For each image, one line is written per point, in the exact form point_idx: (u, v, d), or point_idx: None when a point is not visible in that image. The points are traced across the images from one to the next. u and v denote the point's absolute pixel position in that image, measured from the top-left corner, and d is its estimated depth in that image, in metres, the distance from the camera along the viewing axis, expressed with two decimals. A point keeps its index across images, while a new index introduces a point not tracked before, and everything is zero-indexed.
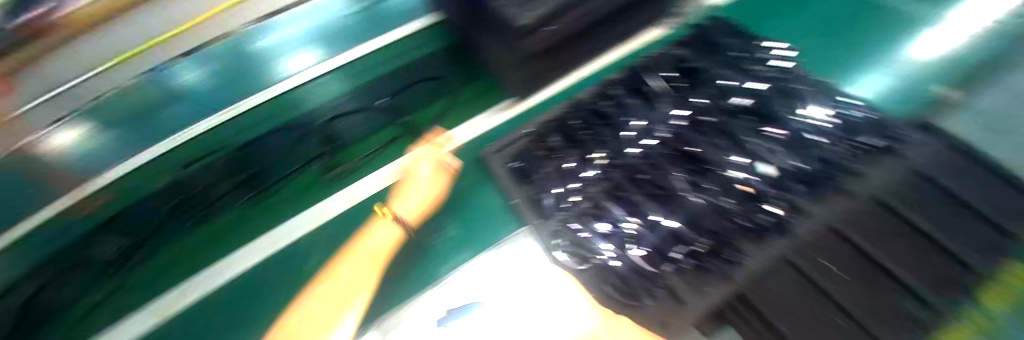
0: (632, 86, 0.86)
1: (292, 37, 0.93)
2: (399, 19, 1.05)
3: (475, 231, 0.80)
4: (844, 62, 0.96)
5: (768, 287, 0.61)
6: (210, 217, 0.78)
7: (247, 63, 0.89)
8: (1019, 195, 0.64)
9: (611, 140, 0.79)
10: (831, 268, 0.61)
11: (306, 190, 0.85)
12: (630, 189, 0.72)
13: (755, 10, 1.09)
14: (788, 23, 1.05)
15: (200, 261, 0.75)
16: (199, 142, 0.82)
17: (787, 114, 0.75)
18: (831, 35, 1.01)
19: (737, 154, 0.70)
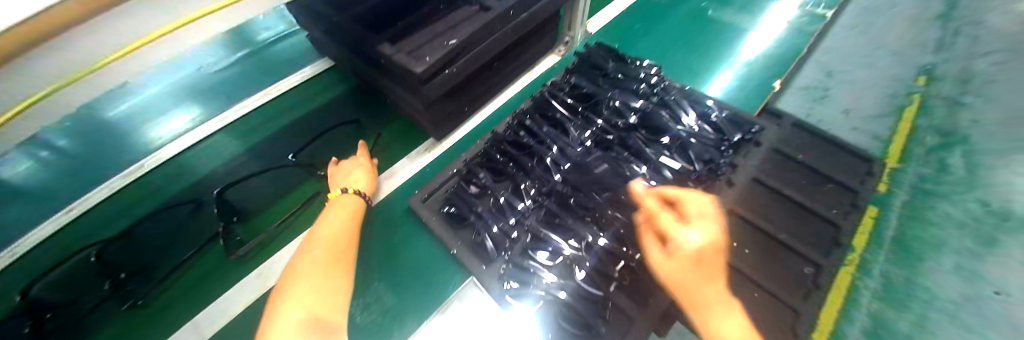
0: (540, 114, 0.90)
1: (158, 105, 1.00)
2: (284, 68, 1.09)
3: (414, 293, 0.77)
4: (700, 68, 1.15)
5: None
6: (94, 333, 0.70)
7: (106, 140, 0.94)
8: (839, 154, 0.87)
9: (535, 170, 0.81)
10: (743, 251, 0.75)
11: (203, 279, 0.77)
12: (563, 214, 0.76)
13: (623, 35, 1.27)
14: (650, 42, 1.24)
15: None
16: (51, 245, 0.79)
17: (671, 123, 0.83)
18: (684, 47, 1.21)
19: (641, 166, 0.79)
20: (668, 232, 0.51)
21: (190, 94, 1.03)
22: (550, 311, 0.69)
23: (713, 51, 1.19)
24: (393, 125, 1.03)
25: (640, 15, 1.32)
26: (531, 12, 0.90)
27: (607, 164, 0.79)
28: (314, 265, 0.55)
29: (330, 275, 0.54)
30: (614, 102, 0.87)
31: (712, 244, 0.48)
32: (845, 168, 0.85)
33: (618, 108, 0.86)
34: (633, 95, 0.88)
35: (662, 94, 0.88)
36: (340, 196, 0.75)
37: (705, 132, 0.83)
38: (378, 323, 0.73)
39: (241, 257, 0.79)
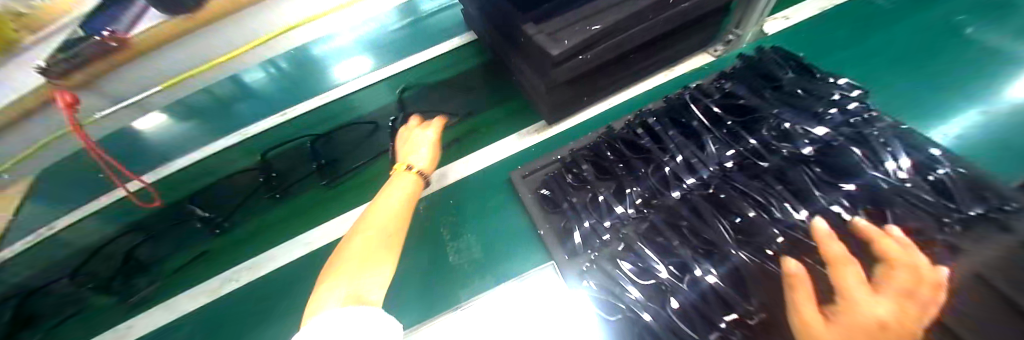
0: (671, 117, 0.79)
1: (345, 48, 1.16)
2: (441, 35, 1.20)
3: (498, 258, 0.80)
4: (930, 101, 0.83)
5: None
6: (285, 197, 0.97)
7: (305, 66, 1.13)
8: None
9: (649, 176, 0.72)
10: None
11: (362, 184, 0.96)
12: (669, 234, 0.66)
13: (815, 43, 1.00)
14: (854, 57, 0.95)
15: (262, 239, 0.92)
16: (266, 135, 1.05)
17: (865, 166, 0.61)
18: (909, 71, 0.89)
19: (801, 209, 0.60)
20: (843, 285, 0.47)
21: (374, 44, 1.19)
22: (627, 329, 0.61)
23: (959, 82, 0.85)
24: (513, 103, 1.07)
25: (846, 22, 1.02)
26: (693, 4, 0.79)
27: (744, 195, 0.64)
28: (364, 248, 0.56)
29: (377, 256, 0.55)
30: (784, 124, 0.69)
31: (895, 320, 0.41)
32: None
33: (786, 132, 0.68)
34: (812, 119, 0.68)
35: (860, 125, 0.66)
36: (401, 173, 0.75)
37: (921, 191, 0.58)
38: (466, 268, 0.80)
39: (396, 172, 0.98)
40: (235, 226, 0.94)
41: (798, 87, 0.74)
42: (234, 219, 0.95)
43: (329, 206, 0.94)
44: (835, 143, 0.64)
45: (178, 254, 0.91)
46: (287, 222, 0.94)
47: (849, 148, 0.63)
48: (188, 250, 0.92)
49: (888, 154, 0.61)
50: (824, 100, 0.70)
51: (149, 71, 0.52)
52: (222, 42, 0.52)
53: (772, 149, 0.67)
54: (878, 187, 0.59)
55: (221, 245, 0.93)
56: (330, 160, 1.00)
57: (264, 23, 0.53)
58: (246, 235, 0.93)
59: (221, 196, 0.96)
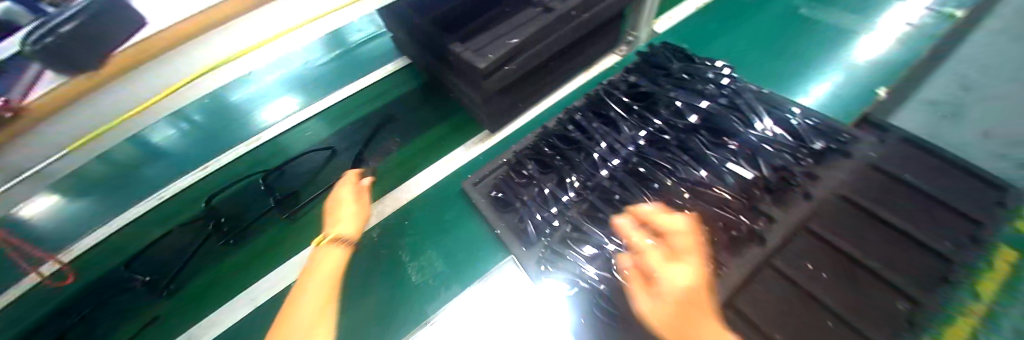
0: (593, 109, 0.90)
1: (268, 92, 1.20)
2: (371, 64, 1.24)
3: (460, 265, 0.83)
4: (789, 70, 1.05)
5: (758, 292, 0.66)
6: (241, 240, 0.91)
7: (224, 119, 1.16)
8: (965, 175, 0.73)
9: (582, 163, 0.81)
10: (817, 271, 0.68)
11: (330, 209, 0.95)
12: (606, 209, 0.75)
13: (700, 33, 1.20)
14: (731, 40, 1.15)
15: (212, 298, 0.84)
16: (197, 187, 1.01)
17: (741, 127, 0.76)
18: (771, 47, 1.11)
19: (699, 169, 0.73)
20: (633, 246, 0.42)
21: (300, 83, 1.21)
22: (585, 298, 0.69)
23: (805, 52, 1.08)
24: (452, 119, 1.12)
25: (720, 13, 1.23)
26: (594, 12, 0.90)
27: (657, 165, 0.76)
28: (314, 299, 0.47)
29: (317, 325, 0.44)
30: (676, 102, 0.82)
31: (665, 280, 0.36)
32: (967, 192, 0.72)
33: (680, 108, 0.81)
34: (698, 95, 0.82)
35: (733, 95, 0.81)
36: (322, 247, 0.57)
37: (782, 138, 0.75)
38: (431, 284, 0.81)
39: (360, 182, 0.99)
40: (184, 285, 0.86)
41: (684, 72, 0.88)
42: (180, 279, 0.86)
43: (287, 244, 0.90)
44: (713, 110, 0.79)
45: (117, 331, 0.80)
46: (244, 271, 0.87)
47: (726, 114, 0.77)
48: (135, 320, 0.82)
49: (754, 116, 0.77)
50: (702, 79, 0.85)
51: (60, 138, 0.40)
52: (147, 84, 0.41)
53: (672, 125, 0.80)
54: (750, 142, 0.74)
55: (161, 313, 0.83)
56: (289, 192, 0.96)
57: (205, 58, 0.42)
58: (200, 289, 0.85)
59: (161, 254, 0.89)
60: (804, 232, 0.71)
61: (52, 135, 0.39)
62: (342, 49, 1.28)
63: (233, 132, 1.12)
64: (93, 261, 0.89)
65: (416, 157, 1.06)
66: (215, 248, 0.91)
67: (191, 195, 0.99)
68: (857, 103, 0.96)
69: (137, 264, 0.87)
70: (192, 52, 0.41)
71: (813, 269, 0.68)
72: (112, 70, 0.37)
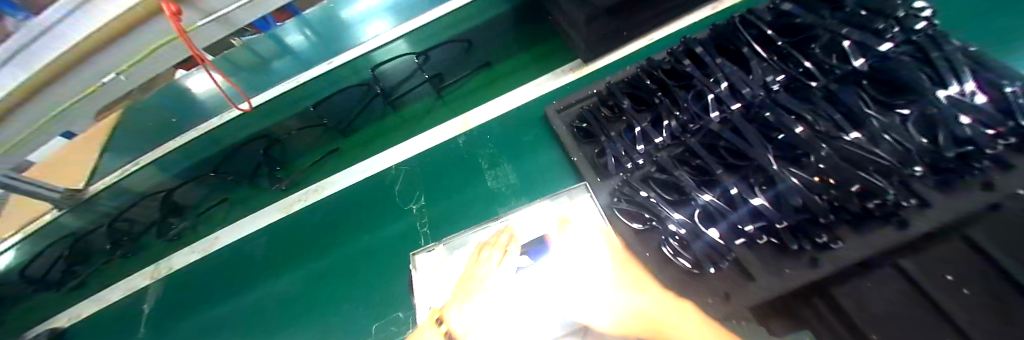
0: (718, 45, 0.78)
1: (373, 8, 0.98)
2: None
3: (534, 183, 0.84)
4: None
5: (863, 289, 0.51)
6: (398, 107, 1.10)
7: (335, 27, 0.97)
8: None
9: (688, 103, 0.73)
10: (948, 276, 0.48)
11: (477, 89, 1.07)
12: (706, 155, 0.67)
13: None
14: None
15: (373, 148, 1.08)
16: (313, 85, 1.02)
17: (929, 86, 0.57)
18: None
19: (851, 130, 0.58)
20: None
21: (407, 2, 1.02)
22: (649, 238, 0.66)
23: None
24: (546, 44, 1.07)
25: None
26: None
27: (789, 114, 0.64)
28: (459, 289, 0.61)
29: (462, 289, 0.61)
30: (844, 42, 0.66)
31: None
32: None
33: (846, 51, 0.65)
34: (875, 37, 0.64)
35: (924, 42, 0.62)
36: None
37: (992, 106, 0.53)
38: (503, 192, 0.86)
39: (482, 83, 1.08)
40: (357, 131, 1.12)
41: (863, 7, 0.69)
42: (355, 125, 1.11)
43: (418, 125, 1.07)
44: (892, 56, 0.63)
45: (309, 155, 1.13)
46: (375, 142, 1.09)
47: (909, 62, 0.61)
48: (318, 150, 1.13)
49: (954, 78, 0.56)
50: (889, 17, 0.66)
51: None
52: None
53: (827, 69, 0.66)
54: (936, 105, 0.55)
55: (343, 150, 1.11)
56: (434, 73, 1.07)
57: None
58: (366, 140, 1.10)
59: (337, 106, 1.06)
60: (956, 236, 0.50)
61: None
62: None
63: (344, 42, 1.01)
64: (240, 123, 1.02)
65: (507, 76, 1.07)
66: (378, 106, 1.10)
67: (309, 86, 1.03)
68: None
69: (320, 108, 1.05)
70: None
71: (952, 281, 0.48)
72: None
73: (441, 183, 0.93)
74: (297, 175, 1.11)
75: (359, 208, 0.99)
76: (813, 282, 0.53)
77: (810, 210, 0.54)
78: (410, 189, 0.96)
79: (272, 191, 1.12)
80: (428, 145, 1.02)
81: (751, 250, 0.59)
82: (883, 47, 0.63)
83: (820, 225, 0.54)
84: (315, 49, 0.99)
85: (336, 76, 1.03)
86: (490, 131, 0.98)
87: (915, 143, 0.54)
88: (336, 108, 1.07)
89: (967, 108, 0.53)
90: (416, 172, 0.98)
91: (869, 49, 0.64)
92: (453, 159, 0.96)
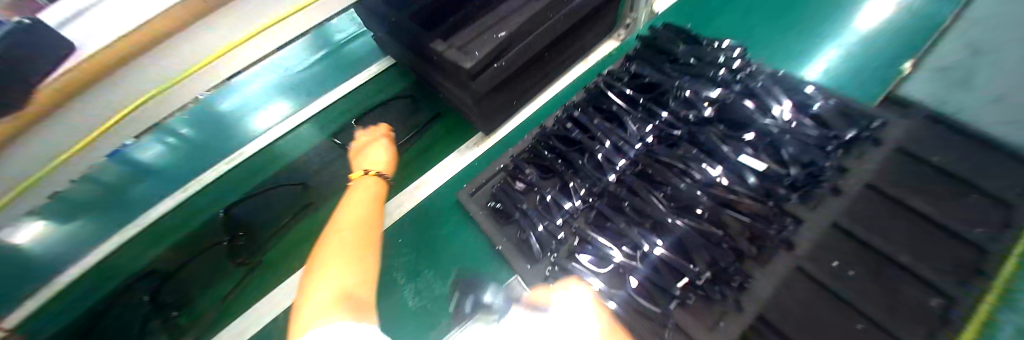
0: (594, 103, 0.83)
1: (253, 96, 1.06)
2: (363, 61, 1.13)
3: (460, 286, 0.77)
4: (794, 47, 1.02)
5: (784, 300, 0.59)
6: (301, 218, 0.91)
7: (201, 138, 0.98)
8: (974, 151, 0.72)
9: (584, 166, 0.75)
10: (841, 269, 0.62)
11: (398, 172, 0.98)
12: (615, 217, 0.68)
13: (700, 8, 1.16)
14: (729, 17, 1.12)
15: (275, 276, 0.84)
16: (189, 204, 0.91)
17: (756, 115, 0.70)
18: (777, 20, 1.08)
19: (715, 165, 0.67)
20: None
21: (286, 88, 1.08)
22: None
23: (808, 24, 1.05)
24: (444, 119, 1.05)
25: None
26: None
27: (670, 165, 0.70)
28: (341, 251, 0.49)
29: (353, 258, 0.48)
30: (684, 92, 0.75)
31: None
32: (1003, 178, 0.68)
33: (689, 98, 0.75)
34: (709, 83, 0.75)
35: (747, 79, 0.75)
36: (360, 178, 0.71)
37: (805, 127, 0.69)
38: (430, 308, 0.76)
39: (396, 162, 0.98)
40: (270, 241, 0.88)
41: (692, 56, 0.81)
42: (282, 227, 0.90)
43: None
44: (727, 101, 0.72)
45: (211, 291, 0.83)
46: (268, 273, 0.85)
47: (739, 102, 0.72)
48: (230, 277, 0.85)
49: (773, 100, 0.72)
50: (712, 65, 0.78)
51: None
52: (83, 119, 0.31)
53: (682, 117, 0.73)
54: (771, 132, 0.68)
55: (250, 282, 0.84)
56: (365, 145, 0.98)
57: (156, 71, 0.32)
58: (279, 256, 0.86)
59: (251, 213, 0.90)
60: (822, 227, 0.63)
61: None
62: (326, 48, 1.14)
63: (217, 147, 0.98)
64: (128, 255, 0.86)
65: (415, 160, 0.99)
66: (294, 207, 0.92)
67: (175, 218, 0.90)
68: (866, 79, 0.94)
69: (235, 211, 0.90)
70: (170, 50, 0.31)
71: (838, 267, 0.62)
72: (50, 97, 0.29)
73: None
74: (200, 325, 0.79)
75: None
76: (754, 317, 0.57)
77: (716, 261, 0.59)
78: None
79: None
80: None
81: (681, 307, 0.59)
82: (710, 94, 0.73)
83: (735, 269, 0.58)
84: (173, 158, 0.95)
85: (219, 188, 0.93)
86: (403, 233, 0.86)
87: (775, 171, 0.65)
88: (233, 221, 0.89)
89: (784, 129, 0.68)
90: None
91: (699, 96, 0.74)
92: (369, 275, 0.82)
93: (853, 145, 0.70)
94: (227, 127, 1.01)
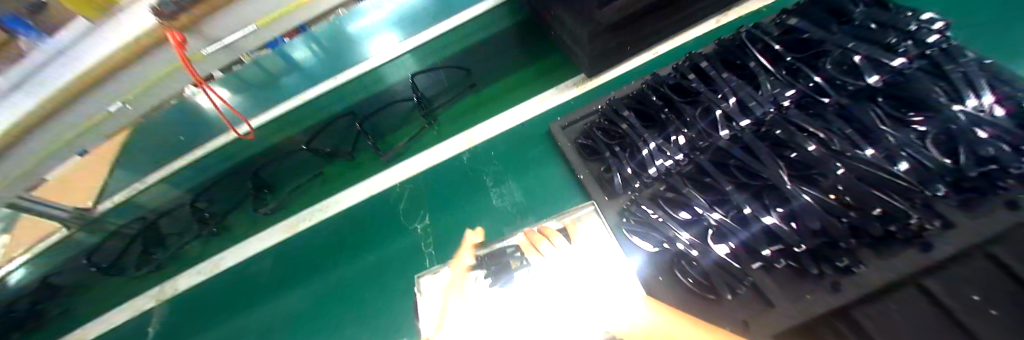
0: (728, 58, 0.75)
1: (383, 23, 1.17)
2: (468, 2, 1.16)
3: (538, 201, 0.84)
4: None
5: (892, 312, 0.49)
6: (472, 92, 1.08)
7: (344, 47, 1.16)
8: None
9: (696, 120, 0.70)
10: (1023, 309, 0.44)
11: (499, 96, 1.06)
12: (717, 174, 0.64)
13: None
14: None
15: (418, 147, 1.04)
16: (325, 98, 1.14)
17: (940, 97, 0.55)
18: None
19: (865, 147, 0.55)
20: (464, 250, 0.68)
21: (406, 17, 1.17)
22: (666, 260, 0.64)
23: None
24: (551, 58, 1.07)
25: None
26: None
27: (801, 131, 0.61)
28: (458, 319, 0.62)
29: None
30: (854, 57, 0.62)
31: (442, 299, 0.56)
32: None
33: (858, 64, 0.62)
34: (887, 52, 0.61)
35: (939, 57, 0.58)
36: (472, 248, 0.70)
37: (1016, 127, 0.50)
38: (509, 210, 0.85)
39: (499, 86, 1.08)
40: (445, 110, 1.08)
41: (871, 21, 0.66)
42: (460, 95, 1.09)
43: (502, 101, 1.05)
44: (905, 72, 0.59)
45: (403, 131, 1.08)
46: (419, 145, 1.05)
47: (921, 80, 0.58)
48: (414, 124, 1.08)
49: (970, 89, 0.54)
50: (897, 31, 0.62)
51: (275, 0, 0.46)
52: None
53: (838, 85, 0.62)
54: (955, 120, 0.52)
55: (412, 141, 1.06)
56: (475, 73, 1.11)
57: None
58: (458, 112, 1.06)
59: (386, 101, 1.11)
60: (979, 254, 0.48)
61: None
62: None
63: (346, 60, 1.16)
64: (296, 117, 1.13)
65: (515, 90, 1.06)
66: (459, 87, 1.10)
67: (321, 101, 1.14)
68: None
69: (421, 77, 1.12)
70: None
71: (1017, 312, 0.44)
72: None
73: (465, 210, 0.89)
74: (395, 151, 1.05)
75: (360, 223, 0.98)
76: (835, 309, 0.51)
77: (829, 235, 0.53)
78: (411, 207, 0.95)
79: (327, 187, 1.08)
80: (432, 162, 1.00)
81: (766, 270, 0.57)
82: (896, 61, 0.59)
83: (840, 249, 0.53)
84: (320, 64, 1.16)
85: (351, 91, 1.13)
86: (496, 148, 0.96)
87: (933, 161, 0.51)
88: (371, 102, 1.12)
89: (975, 118, 0.51)
90: (442, 171, 0.97)
91: (869, 62, 0.61)
92: (468, 170, 0.95)
93: None
94: (352, 49, 1.16)
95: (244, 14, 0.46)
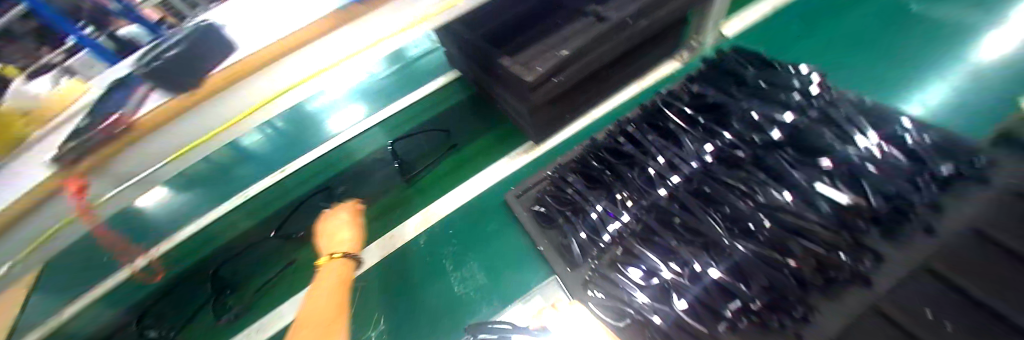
0: (649, 120, 0.81)
1: (340, 102, 1.27)
2: (427, 79, 1.27)
3: (499, 283, 0.81)
4: (882, 75, 0.89)
5: None
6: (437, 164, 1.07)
7: (304, 128, 1.22)
8: None
9: (635, 179, 0.73)
10: None
11: (454, 171, 1.05)
12: (665, 232, 0.66)
13: (773, 33, 1.08)
14: (803, 41, 1.03)
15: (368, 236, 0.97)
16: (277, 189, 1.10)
17: (832, 141, 0.63)
18: (863, 46, 0.96)
19: (782, 190, 0.60)
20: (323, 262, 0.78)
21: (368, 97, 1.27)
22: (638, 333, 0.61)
23: (901, 52, 0.92)
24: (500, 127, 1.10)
25: (800, 11, 1.10)
26: (650, 19, 0.86)
27: (726, 185, 0.65)
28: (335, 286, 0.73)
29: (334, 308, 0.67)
30: (749, 113, 0.71)
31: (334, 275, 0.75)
32: None
33: (757, 121, 0.69)
34: (779, 107, 0.69)
35: (826, 107, 0.67)
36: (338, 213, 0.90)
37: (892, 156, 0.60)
38: (473, 297, 0.80)
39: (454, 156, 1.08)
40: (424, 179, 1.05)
41: (760, 79, 0.75)
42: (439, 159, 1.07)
43: (467, 167, 1.05)
44: (801, 126, 0.67)
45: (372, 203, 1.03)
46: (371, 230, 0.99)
47: (818, 127, 0.65)
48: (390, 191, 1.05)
49: (856, 130, 0.63)
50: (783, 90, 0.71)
51: (187, 129, 0.41)
52: (219, 113, 0.41)
53: (746, 139, 0.69)
54: (849, 160, 0.60)
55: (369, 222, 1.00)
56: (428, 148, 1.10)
57: (244, 98, 0.41)
58: (438, 176, 1.04)
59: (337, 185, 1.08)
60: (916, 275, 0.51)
61: (196, 122, 0.41)
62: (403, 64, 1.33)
63: (308, 143, 1.18)
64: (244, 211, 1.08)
65: (471, 161, 1.06)
66: (439, 149, 1.09)
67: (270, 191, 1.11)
68: (994, 114, 0.77)
69: (400, 145, 1.11)
70: (247, 88, 0.41)
71: None
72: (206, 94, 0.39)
73: (422, 301, 0.83)
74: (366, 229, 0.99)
75: None
76: None
77: (777, 288, 0.54)
78: (362, 311, 0.84)
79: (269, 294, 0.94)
80: (387, 251, 0.94)
81: (732, 331, 0.55)
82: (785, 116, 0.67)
83: (792, 298, 0.54)
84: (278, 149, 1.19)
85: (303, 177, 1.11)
86: (453, 225, 0.94)
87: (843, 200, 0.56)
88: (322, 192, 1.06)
89: (867, 158, 0.59)
90: (401, 260, 0.91)
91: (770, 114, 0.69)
92: (424, 255, 0.90)
93: (953, 180, 0.58)
94: (310, 129, 1.21)
95: (157, 148, 0.42)
